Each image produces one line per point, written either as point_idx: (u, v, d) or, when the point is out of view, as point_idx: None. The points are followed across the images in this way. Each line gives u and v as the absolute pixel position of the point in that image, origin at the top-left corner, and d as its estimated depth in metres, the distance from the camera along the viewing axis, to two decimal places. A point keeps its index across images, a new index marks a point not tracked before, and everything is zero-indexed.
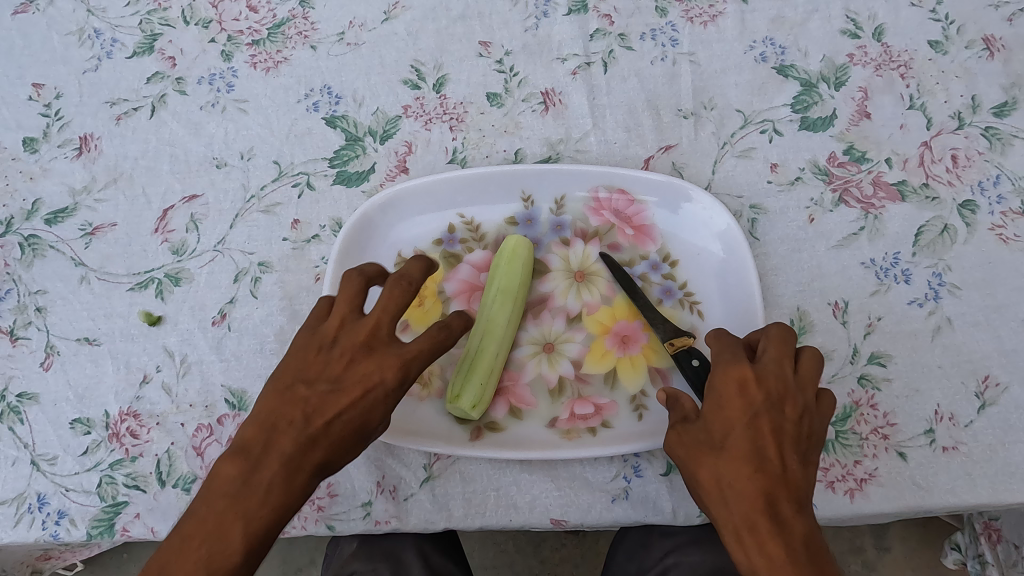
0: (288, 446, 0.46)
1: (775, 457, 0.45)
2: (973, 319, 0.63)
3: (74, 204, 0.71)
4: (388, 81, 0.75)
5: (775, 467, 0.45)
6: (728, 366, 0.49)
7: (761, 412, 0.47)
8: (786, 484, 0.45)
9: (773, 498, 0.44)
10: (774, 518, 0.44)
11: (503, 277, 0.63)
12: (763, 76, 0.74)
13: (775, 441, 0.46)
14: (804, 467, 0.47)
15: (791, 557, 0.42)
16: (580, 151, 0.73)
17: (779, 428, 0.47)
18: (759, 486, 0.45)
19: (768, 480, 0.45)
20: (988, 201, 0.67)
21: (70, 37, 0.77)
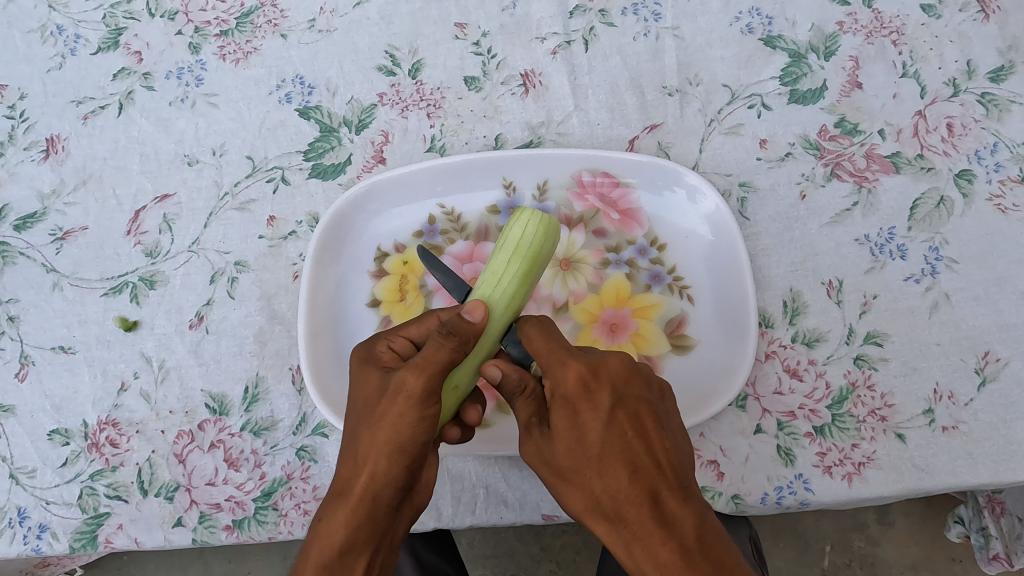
0: (381, 425, 0.46)
1: (624, 435, 0.45)
2: (971, 294, 0.61)
3: (43, 209, 0.68)
4: (362, 69, 0.72)
5: (629, 448, 0.45)
6: (562, 368, 0.47)
7: (617, 395, 0.47)
8: (658, 453, 0.45)
9: (627, 476, 0.44)
10: (639, 500, 0.43)
11: (518, 235, 0.55)
12: (749, 49, 0.71)
13: (622, 421, 0.46)
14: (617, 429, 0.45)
15: (647, 527, 0.43)
16: (562, 135, 0.71)
17: (631, 397, 0.47)
18: (615, 475, 0.44)
19: (600, 466, 0.45)
20: (985, 170, 0.65)
21: (32, 34, 0.74)
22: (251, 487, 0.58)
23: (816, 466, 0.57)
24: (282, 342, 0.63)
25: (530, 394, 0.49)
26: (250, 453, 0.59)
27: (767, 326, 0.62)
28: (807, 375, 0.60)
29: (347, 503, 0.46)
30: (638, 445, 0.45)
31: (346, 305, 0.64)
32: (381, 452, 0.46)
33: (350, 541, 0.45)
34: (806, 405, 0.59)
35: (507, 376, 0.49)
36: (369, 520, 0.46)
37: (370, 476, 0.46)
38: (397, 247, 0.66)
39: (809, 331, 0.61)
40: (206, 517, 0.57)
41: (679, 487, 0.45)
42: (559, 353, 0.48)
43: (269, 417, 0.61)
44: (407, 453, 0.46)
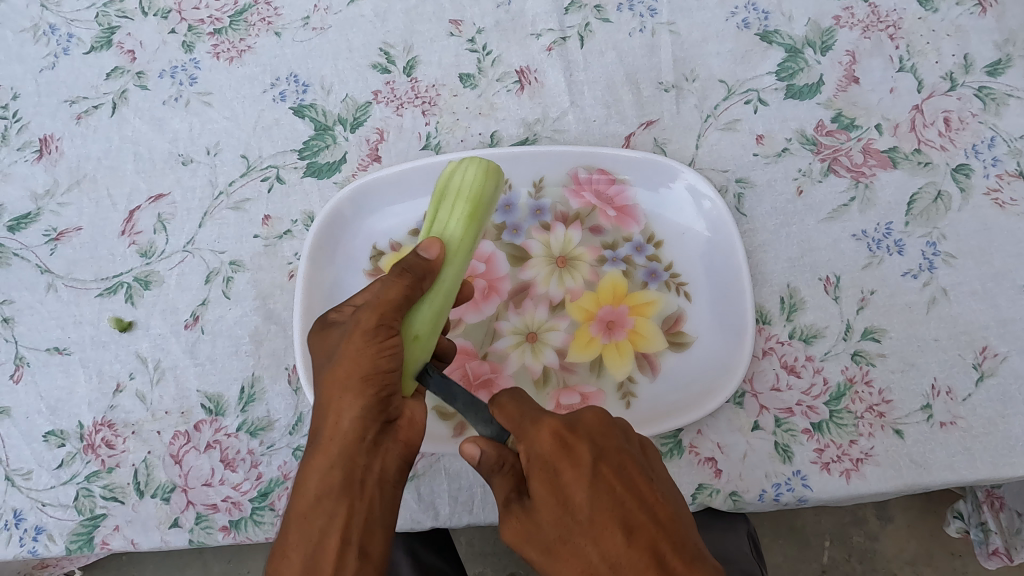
0: (341, 364, 0.47)
1: (619, 494, 0.42)
2: (969, 289, 0.61)
3: (37, 209, 0.68)
4: (357, 66, 0.72)
5: (623, 508, 0.42)
6: (535, 432, 0.44)
7: (602, 449, 0.44)
8: (659, 508, 0.43)
9: (623, 539, 0.41)
10: (642, 564, 0.40)
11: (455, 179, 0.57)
12: (745, 44, 0.71)
13: (616, 480, 0.43)
14: (604, 489, 0.42)
15: None
16: (558, 131, 0.70)
17: (619, 450, 0.44)
18: (622, 544, 0.41)
19: (592, 531, 0.41)
20: (982, 164, 0.64)
21: (25, 34, 0.74)
22: (247, 488, 0.58)
23: (813, 463, 0.57)
24: (278, 342, 0.63)
25: (509, 471, 0.45)
26: (246, 453, 0.59)
27: (765, 322, 0.62)
28: (805, 371, 0.60)
29: (323, 449, 0.46)
30: (639, 502, 0.43)
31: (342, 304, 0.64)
32: (343, 389, 0.46)
33: (327, 480, 0.46)
34: (804, 401, 0.59)
35: (488, 454, 0.45)
36: (342, 458, 0.46)
37: (337, 415, 0.46)
38: (392, 246, 0.66)
39: (806, 328, 0.61)
40: (203, 518, 0.57)
41: (692, 547, 0.42)
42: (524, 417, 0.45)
43: (265, 417, 0.60)
44: (365, 386, 0.46)
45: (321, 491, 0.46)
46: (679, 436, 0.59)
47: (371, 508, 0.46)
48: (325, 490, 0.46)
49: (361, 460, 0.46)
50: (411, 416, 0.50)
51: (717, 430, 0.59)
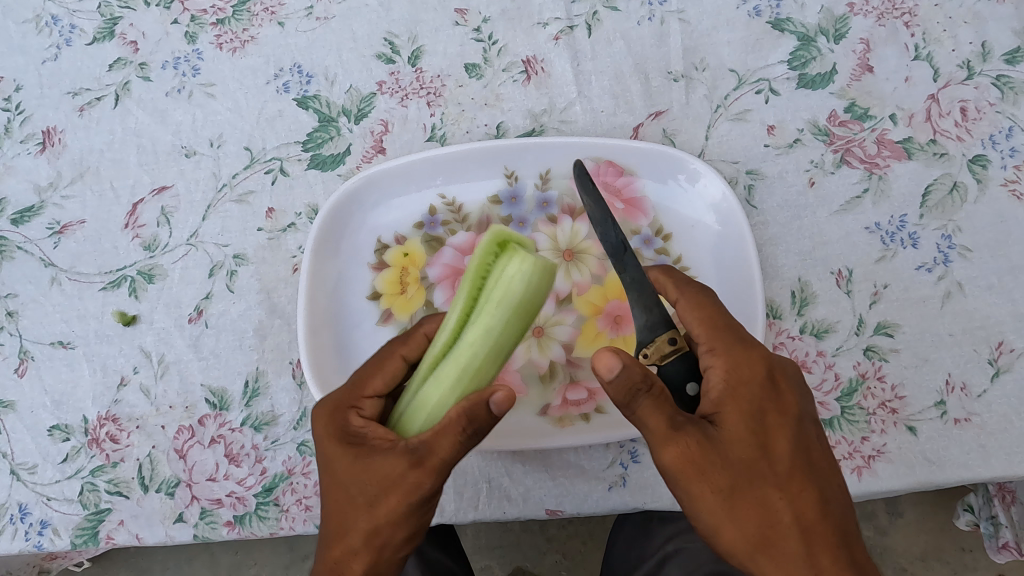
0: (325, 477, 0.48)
1: (741, 457, 0.43)
2: (985, 283, 0.59)
3: (40, 202, 0.68)
4: (361, 57, 0.71)
5: (764, 426, 0.44)
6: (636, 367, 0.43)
7: (724, 393, 0.45)
8: (788, 474, 0.43)
9: (788, 447, 0.44)
10: (793, 473, 0.43)
11: (482, 260, 0.50)
12: (757, 32, 0.69)
13: (739, 425, 0.44)
14: (748, 420, 0.44)
15: (804, 509, 0.43)
16: (565, 122, 0.69)
17: (749, 394, 0.45)
18: (742, 505, 0.43)
19: (789, 480, 0.43)
20: (1000, 155, 0.63)
21: (27, 25, 0.73)
22: (252, 483, 0.58)
23: None
24: (282, 336, 0.63)
25: (657, 393, 0.43)
26: (251, 448, 0.59)
27: (775, 316, 0.61)
28: (815, 367, 0.59)
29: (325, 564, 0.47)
30: (765, 472, 0.43)
31: (347, 299, 0.64)
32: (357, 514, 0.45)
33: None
34: (814, 397, 0.58)
35: (631, 370, 0.42)
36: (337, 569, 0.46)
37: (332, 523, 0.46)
38: (397, 239, 0.65)
39: (817, 322, 0.60)
40: (208, 513, 0.57)
41: (813, 520, 0.42)
42: (714, 340, 0.47)
43: (269, 412, 0.60)
44: (359, 494, 0.45)
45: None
46: None
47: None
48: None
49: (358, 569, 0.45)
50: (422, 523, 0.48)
51: None
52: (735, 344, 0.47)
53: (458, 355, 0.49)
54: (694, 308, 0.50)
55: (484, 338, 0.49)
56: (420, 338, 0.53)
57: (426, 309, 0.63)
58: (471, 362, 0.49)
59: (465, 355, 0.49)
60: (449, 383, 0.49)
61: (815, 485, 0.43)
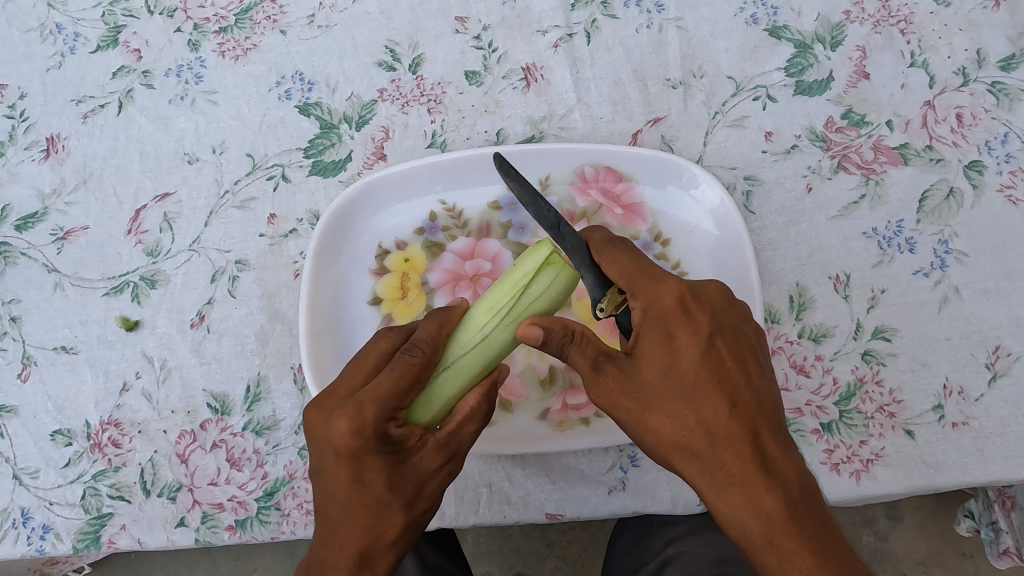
0: (345, 483, 0.45)
1: (649, 377, 0.46)
2: (982, 288, 0.60)
3: (44, 209, 0.68)
4: (362, 64, 0.72)
5: (676, 351, 0.45)
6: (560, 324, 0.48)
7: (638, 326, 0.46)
8: (694, 389, 0.45)
9: (695, 368, 0.45)
10: (706, 390, 0.45)
11: (531, 270, 0.53)
12: (754, 39, 0.70)
13: (651, 353, 0.46)
14: (660, 345, 0.46)
15: (721, 424, 0.44)
16: (564, 129, 0.70)
17: (656, 323, 0.46)
18: (654, 419, 0.46)
19: (695, 398, 0.45)
20: (995, 161, 0.63)
21: (31, 33, 0.74)
22: (253, 487, 0.58)
23: (823, 464, 0.56)
24: (284, 341, 0.63)
25: (583, 341, 0.48)
26: (252, 453, 0.59)
27: (774, 321, 0.61)
28: (814, 371, 0.59)
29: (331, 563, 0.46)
30: (670, 388, 0.45)
31: (347, 304, 0.64)
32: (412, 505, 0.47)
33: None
34: (813, 401, 0.58)
35: (550, 333, 0.48)
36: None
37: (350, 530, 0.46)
38: (398, 244, 0.66)
39: (815, 327, 0.60)
40: (209, 517, 0.57)
41: (717, 423, 0.44)
42: (630, 281, 0.47)
43: (270, 416, 0.60)
44: (393, 499, 0.46)
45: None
46: None
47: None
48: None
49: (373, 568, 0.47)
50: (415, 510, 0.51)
51: None
52: (644, 278, 0.47)
53: (483, 349, 0.52)
54: (611, 266, 0.48)
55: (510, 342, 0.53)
56: (443, 334, 0.51)
57: (426, 314, 0.64)
58: (492, 359, 0.53)
59: (488, 354, 0.53)
60: (468, 377, 0.53)
61: (725, 394, 0.45)
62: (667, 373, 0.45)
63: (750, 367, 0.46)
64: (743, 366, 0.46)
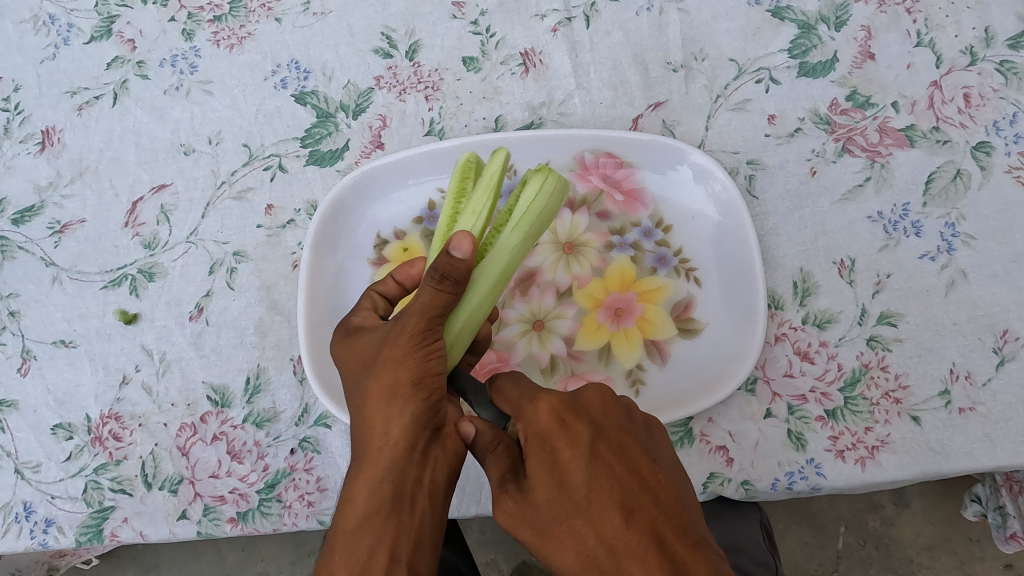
0: (384, 371, 0.44)
1: (543, 500, 0.40)
2: (989, 271, 0.59)
3: (41, 202, 0.68)
4: (358, 52, 0.71)
5: (559, 462, 0.40)
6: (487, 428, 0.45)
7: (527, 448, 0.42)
8: (585, 501, 0.39)
9: (583, 477, 0.39)
10: (598, 500, 0.38)
11: (497, 171, 0.56)
12: (756, 21, 0.68)
13: (541, 470, 0.40)
14: (549, 459, 0.40)
15: (617, 534, 0.38)
16: (564, 115, 0.69)
17: (539, 440, 0.41)
18: (558, 540, 0.39)
19: (589, 512, 0.38)
20: (1004, 141, 0.62)
21: (24, 25, 0.73)
22: (254, 479, 0.58)
23: (828, 451, 0.55)
24: (283, 332, 0.63)
25: (502, 450, 0.44)
26: (253, 445, 0.59)
27: (777, 307, 0.60)
28: (818, 357, 0.58)
29: (371, 461, 0.44)
30: (564, 508, 0.39)
31: (346, 295, 0.64)
32: (389, 397, 0.44)
33: (377, 496, 0.43)
34: (817, 387, 0.57)
35: (482, 434, 0.45)
36: (392, 472, 0.43)
37: (387, 422, 0.44)
38: (396, 234, 0.65)
39: (820, 312, 0.60)
40: (211, 510, 0.57)
41: (615, 535, 0.38)
42: (515, 403, 0.44)
43: (270, 408, 0.60)
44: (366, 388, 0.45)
45: (369, 517, 0.43)
46: (689, 424, 0.58)
47: (422, 525, 0.44)
48: (367, 527, 0.43)
49: (411, 471, 0.44)
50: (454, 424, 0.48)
51: (729, 418, 0.57)
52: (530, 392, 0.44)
53: (493, 259, 0.53)
54: (498, 393, 0.46)
55: (519, 246, 0.54)
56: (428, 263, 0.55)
57: None
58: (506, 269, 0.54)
59: (498, 264, 0.53)
60: (487, 289, 0.53)
61: (619, 500, 0.38)
62: (557, 489, 0.39)
63: (641, 468, 0.40)
64: (634, 469, 0.40)
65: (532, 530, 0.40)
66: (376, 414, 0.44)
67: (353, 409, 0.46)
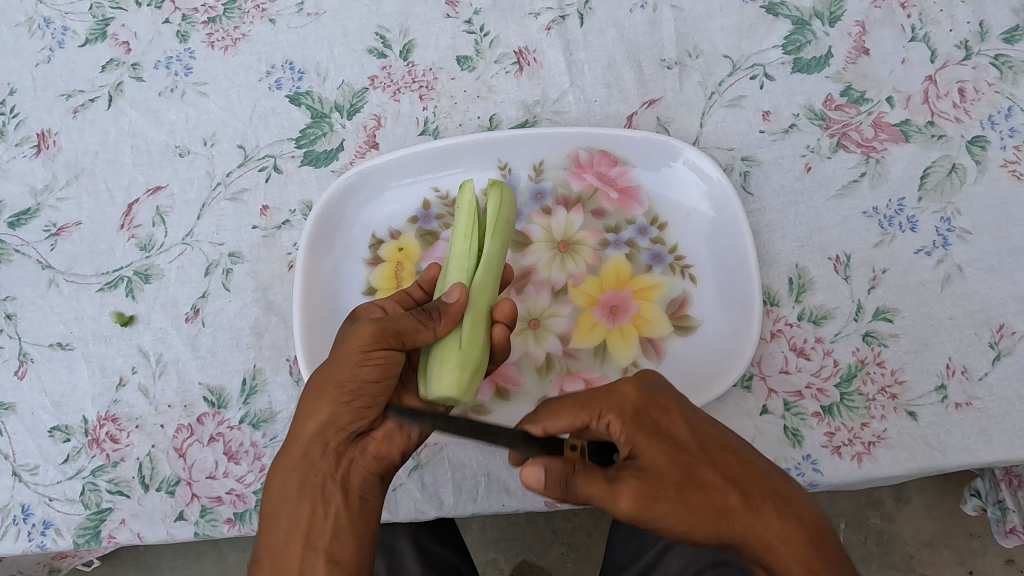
0: (322, 374, 0.50)
1: (665, 466, 0.44)
2: (984, 266, 0.59)
3: (37, 205, 0.68)
4: (352, 52, 0.71)
5: (664, 428, 0.45)
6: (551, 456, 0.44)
7: (626, 434, 0.45)
8: (701, 449, 0.44)
9: (689, 433, 0.45)
10: (712, 447, 0.45)
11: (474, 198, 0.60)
12: (750, 17, 0.68)
13: (648, 443, 0.44)
14: (653, 431, 0.45)
15: (737, 471, 0.44)
16: (558, 113, 0.69)
17: (639, 417, 0.45)
18: (692, 493, 0.43)
19: (708, 456, 0.44)
20: (999, 135, 0.62)
21: (19, 28, 0.73)
22: (251, 480, 0.58)
23: (824, 447, 0.55)
24: (279, 333, 0.63)
25: (584, 467, 0.44)
26: (250, 445, 0.59)
27: (773, 304, 0.60)
28: (814, 354, 0.58)
29: (288, 451, 0.49)
30: (686, 461, 0.44)
31: (341, 295, 0.63)
32: (315, 396, 0.49)
33: (289, 484, 0.49)
34: (813, 384, 0.57)
35: (551, 463, 0.44)
36: (303, 460, 0.49)
37: (308, 418, 0.49)
38: (391, 234, 0.65)
39: (815, 309, 0.60)
40: (208, 511, 0.57)
41: (737, 470, 0.44)
42: (590, 406, 0.46)
43: (267, 409, 0.60)
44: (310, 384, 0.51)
45: (280, 496, 0.49)
46: None
47: (337, 521, 0.48)
48: (275, 506, 0.49)
49: (321, 470, 0.49)
50: (384, 434, 0.52)
51: (725, 415, 0.57)
52: (593, 393, 0.47)
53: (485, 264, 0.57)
54: (557, 414, 0.47)
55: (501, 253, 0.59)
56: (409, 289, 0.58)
57: None
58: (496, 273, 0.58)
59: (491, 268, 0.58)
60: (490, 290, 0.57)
61: (724, 442, 0.45)
62: (667, 453, 0.44)
63: (719, 423, 0.47)
64: (717, 423, 0.47)
65: (665, 496, 0.43)
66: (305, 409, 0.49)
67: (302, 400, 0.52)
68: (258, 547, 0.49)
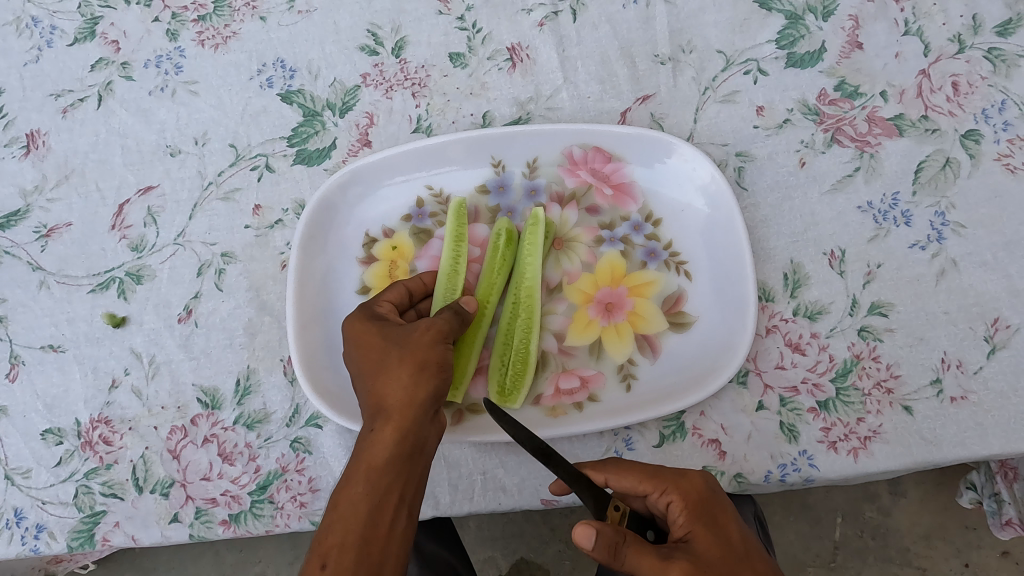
0: (416, 348, 0.49)
1: (715, 556, 0.43)
2: (979, 259, 0.59)
3: (27, 206, 0.67)
4: (344, 49, 0.70)
5: (718, 522, 0.45)
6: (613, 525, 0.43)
7: (683, 517, 0.45)
8: (746, 555, 0.44)
9: (739, 536, 0.45)
10: (756, 557, 0.44)
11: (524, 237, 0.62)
12: (744, 12, 0.68)
13: (702, 530, 0.44)
14: (712, 523, 0.45)
15: None
16: (552, 109, 0.68)
17: (701, 507, 0.46)
18: None
19: (751, 565, 0.43)
20: (993, 129, 0.62)
21: (7, 28, 0.73)
22: (246, 481, 0.57)
23: (820, 442, 0.55)
24: (272, 333, 0.62)
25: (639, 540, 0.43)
26: (244, 446, 0.58)
27: (768, 300, 0.60)
28: (810, 349, 0.58)
29: (388, 416, 0.46)
30: (732, 558, 0.43)
31: (334, 294, 0.63)
32: (419, 365, 0.48)
33: (398, 442, 0.45)
34: (809, 379, 0.57)
35: (605, 532, 0.42)
36: (412, 424, 0.46)
37: (413, 388, 0.47)
38: (385, 232, 0.65)
39: (811, 304, 0.59)
40: (203, 512, 0.57)
41: None
42: (657, 480, 0.47)
43: (261, 410, 0.60)
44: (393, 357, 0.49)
45: (385, 466, 0.45)
46: (681, 417, 0.57)
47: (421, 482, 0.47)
48: (371, 475, 0.44)
49: (426, 431, 0.47)
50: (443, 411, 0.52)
51: (721, 412, 0.57)
52: (666, 472, 0.48)
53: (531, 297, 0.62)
54: (623, 474, 0.49)
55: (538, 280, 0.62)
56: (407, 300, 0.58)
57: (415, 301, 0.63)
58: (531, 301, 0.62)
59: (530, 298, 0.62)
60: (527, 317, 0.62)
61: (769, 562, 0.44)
62: (717, 546, 0.44)
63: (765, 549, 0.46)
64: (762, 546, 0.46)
65: None
66: (404, 375, 0.47)
67: (372, 373, 0.49)
68: (335, 520, 0.43)
